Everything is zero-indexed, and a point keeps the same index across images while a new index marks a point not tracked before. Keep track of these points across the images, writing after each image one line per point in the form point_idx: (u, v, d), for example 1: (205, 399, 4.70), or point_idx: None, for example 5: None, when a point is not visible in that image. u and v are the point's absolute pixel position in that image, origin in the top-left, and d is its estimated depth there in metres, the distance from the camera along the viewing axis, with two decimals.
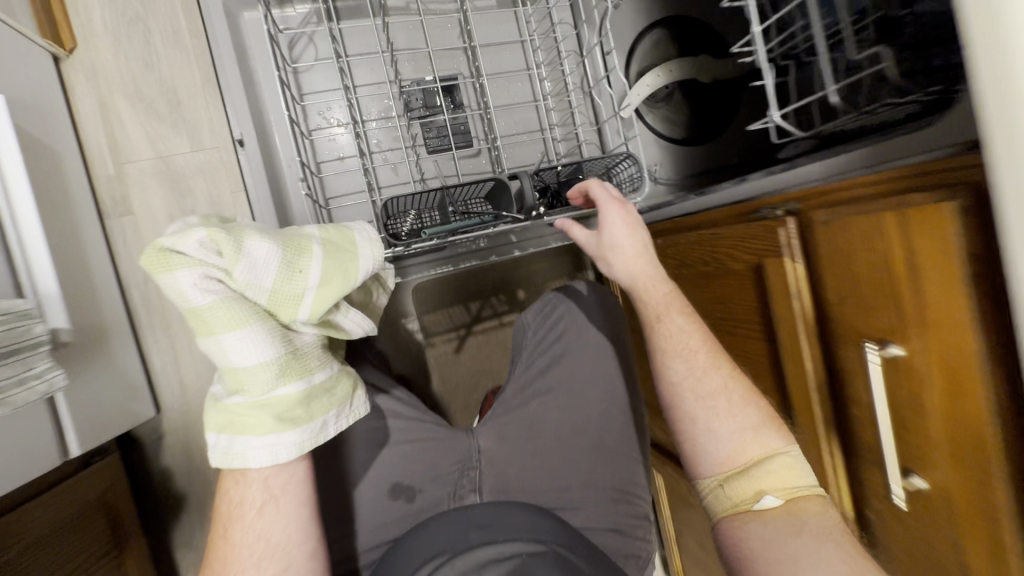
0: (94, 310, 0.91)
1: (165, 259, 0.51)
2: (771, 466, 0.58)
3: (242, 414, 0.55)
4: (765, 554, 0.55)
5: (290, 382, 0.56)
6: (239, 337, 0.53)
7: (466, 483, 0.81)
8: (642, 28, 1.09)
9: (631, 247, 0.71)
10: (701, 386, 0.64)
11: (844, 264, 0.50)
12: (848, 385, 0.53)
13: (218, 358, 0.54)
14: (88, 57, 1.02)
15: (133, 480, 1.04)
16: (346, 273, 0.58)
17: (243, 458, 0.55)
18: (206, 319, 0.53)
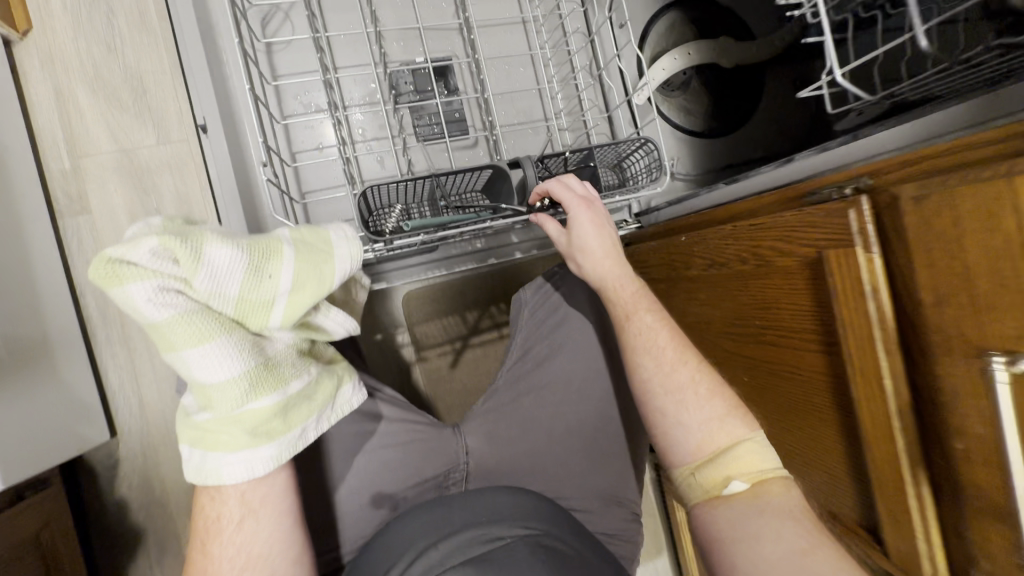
0: (35, 320, 0.79)
1: (112, 272, 0.39)
2: (737, 450, 0.51)
3: (211, 430, 0.44)
4: (729, 536, 0.48)
5: (264, 395, 0.44)
6: (201, 356, 0.42)
7: (452, 486, 0.69)
8: (656, 10, 0.97)
9: (600, 247, 0.64)
10: (673, 374, 0.56)
11: (942, 252, 0.38)
12: (951, 408, 0.41)
13: (182, 374, 0.43)
14: (44, 41, 0.91)
15: (82, 510, 0.91)
16: (320, 275, 0.46)
17: (216, 476, 0.44)
18: (162, 335, 0.41)
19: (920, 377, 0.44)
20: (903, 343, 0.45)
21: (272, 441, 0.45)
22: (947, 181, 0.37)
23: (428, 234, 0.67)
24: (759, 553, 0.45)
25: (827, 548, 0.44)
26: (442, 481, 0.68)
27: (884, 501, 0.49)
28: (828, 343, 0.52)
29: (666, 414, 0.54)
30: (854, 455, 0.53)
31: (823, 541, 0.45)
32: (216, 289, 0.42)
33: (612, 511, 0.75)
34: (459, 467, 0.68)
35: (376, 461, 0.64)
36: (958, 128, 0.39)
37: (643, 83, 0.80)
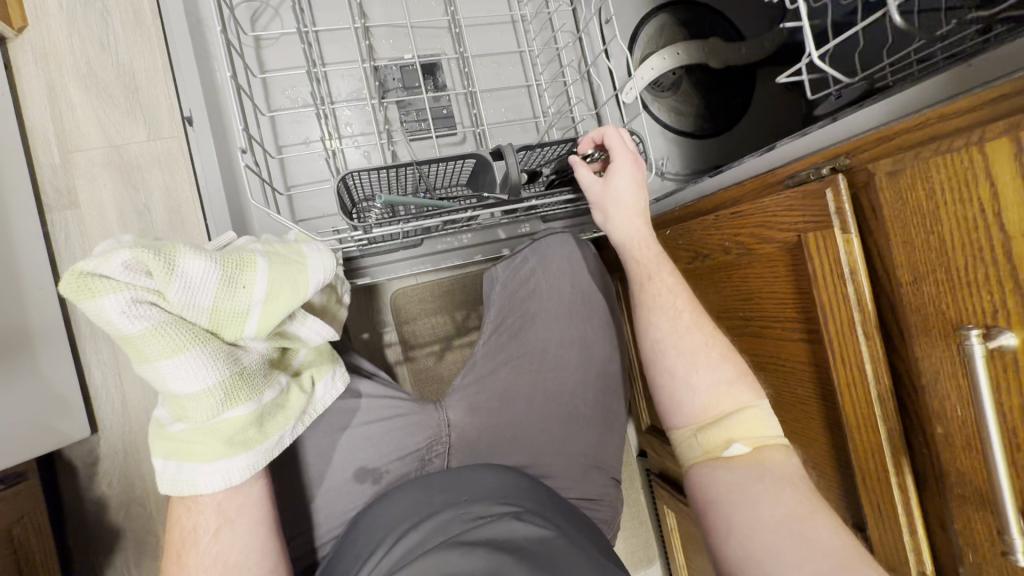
0: (15, 311, 0.78)
1: (81, 284, 0.37)
2: (740, 415, 0.50)
3: (186, 439, 0.43)
4: (722, 497, 0.47)
5: (240, 405, 0.43)
6: (176, 368, 0.40)
7: (436, 460, 0.67)
8: (646, 12, 0.93)
9: (632, 204, 0.62)
10: (683, 338, 0.56)
11: (919, 227, 0.38)
12: (931, 392, 0.39)
13: (155, 385, 0.42)
14: (38, 38, 0.92)
15: (60, 508, 0.90)
16: (295, 283, 0.44)
17: (192, 486, 0.43)
18: (135, 347, 0.40)
19: (901, 360, 0.43)
20: (884, 326, 0.44)
21: (249, 450, 0.45)
22: (923, 153, 0.37)
23: (407, 224, 0.61)
24: (750, 515, 0.45)
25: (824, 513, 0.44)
26: (425, 454, 0.66)
27: (868, 497, 0.47)
28: (810, 330, 0.50)
29: (674, 377, 0.55)
30: (838, 450, 0.51)
31: (819, 507, 0.45)
32: (193, 302, 0.40)
33: (600, 495, 0.74)
34: (441, 440, 0.67)
35: (356, 447, 0.63)
36: (933, 101, 0.39)
37: (631, 80, 0.80)
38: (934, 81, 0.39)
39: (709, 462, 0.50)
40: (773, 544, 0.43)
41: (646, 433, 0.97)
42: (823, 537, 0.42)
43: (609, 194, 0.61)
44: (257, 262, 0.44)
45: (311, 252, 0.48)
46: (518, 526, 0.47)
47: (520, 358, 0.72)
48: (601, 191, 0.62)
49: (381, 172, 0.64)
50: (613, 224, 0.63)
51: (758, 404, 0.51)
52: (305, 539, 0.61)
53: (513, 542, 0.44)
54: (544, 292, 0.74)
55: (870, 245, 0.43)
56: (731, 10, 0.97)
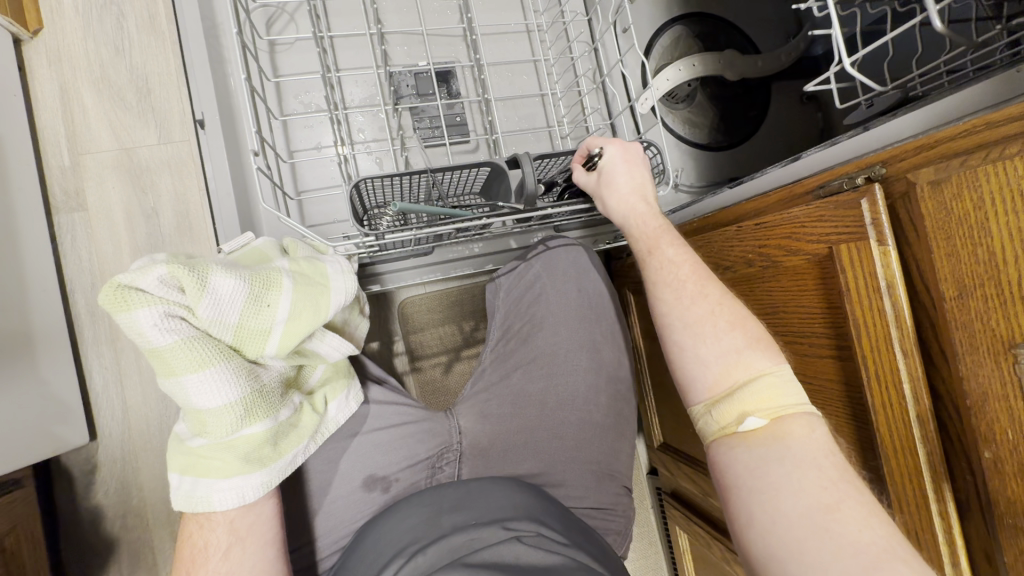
0: (17, 313, 0.76)
1: (118, 297, 0.36)
2: (754, 386, 0.46)
3: (204, 455, 0.41)
4: (740, 482, 0.43)
5: (257, 421, 0.41)
6: (200, 383, 0.39)
7: (446, 467, 0.65)
8: (661, 24, 0.91)
9: (628, 184, 0.61)
10: (690, 309, 0.53)
11: (965, 238, 0.36)
12: (978, 413, 0.37)
13: (176, 399, 0.40)
14: (54, 41, 0.92)
15: (56, 516, 0.88)
16: (317, 304, 0.42)
17: (206, 503, 0.41)
18: (161, 360, 0.38)
19: (941, 379, 0.41)
20: (922, 342, 0.42)
21: (264, 468, 0.43)
22: (971, 161, 0.36)
23: (422, 231, 0.59)
24: (771, 506, 0.40)
25: (854, 503, 0.38)
26: (435, 462, 0.64)
27: (905, 523, 0.44)
28: (840, 347, 0.48)
29: (686, 350, 0.51)
30: (869, 473, 0.49)
31: (849, 494, 0.39)
32: (222, 321, 0.39)
33: (614, 504, 0.71)
34: (453, 447, 0.65)
35: (366, 453, 0.60)
36: (979, 107, 0.37)
37: (648, 90, 0.79)
38: (977, 89, 0.37)
39: (725, 440, 0.45)
40: (800, 542, 0.38)
41: (657, 450, 0.94)
42: (850, 531, 0.37)
43: (606, 174, 0.60)
44: (282, 282, 0.42)
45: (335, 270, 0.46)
46: (530, 547, 0.45)
47: (527, 367, 0.70)
48: (599, 173, 0.61)
49: (394, 179, 0.63)
50: (610, 210, 0.61)
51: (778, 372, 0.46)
52: (308, 550, 0.58)
53: (527, 563, 0.42)
54: (551, 301, 0.72)
55: (909, 259, 0.42)
56: (747, 24, 0.96)
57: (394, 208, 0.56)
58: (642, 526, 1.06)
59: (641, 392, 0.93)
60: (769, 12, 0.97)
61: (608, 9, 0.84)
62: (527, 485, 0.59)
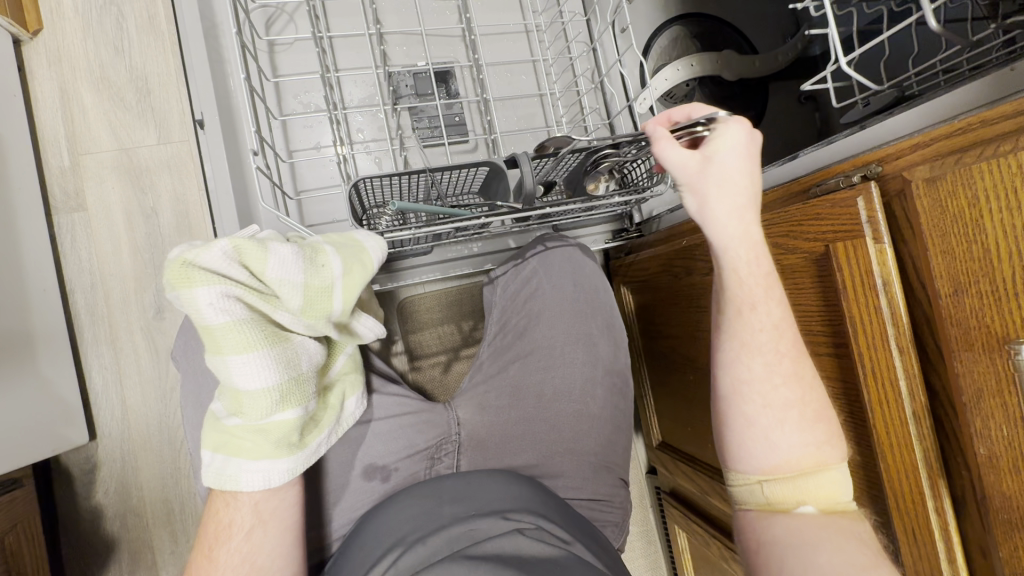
0: (18, 313, 0.77)
1: (181, 273, 0.37)
2: (819, 477, 0.44)
3: (236, 435, 0.42)
4: (784, 540, 0.42)
5: (290, 407, 0.42)
6: (245, 365, 0.39)
7: (445, 458, 0.65)
8: (657, 26, 0.92)
9: (745, 188, 0.45)
10: (773, 390, 0.45)
11: (961, 236, 0.36)
12: (974, 410, 0.37)
13: (218, 377, 0.40)
14: (53, 42, 0.92)
15: (56, 513, 0.88)
16: (364, 260, 0.44)
17: (235, 482, 0.42)
18: (210, 337, 0.39)
19: (936, 374, 0.42)
20: (918, 340, 0.42)
21: (293, 454, 0.44)
22: (966, 158, 0.36)
23: (421, 229, 0.60)
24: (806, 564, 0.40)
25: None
26: (434, 453, 0.64)
27: (900, 520, 0.45)
28: (837, 345, 0.49)
29: (756, 426, 0.45)
30: (868, 471, 0.49)
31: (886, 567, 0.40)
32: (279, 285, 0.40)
33: (611, 496, 0.72)
34: (451, 438, 0.65)
35: (366, 441, 0.60)
36: (974, 107, 0.38)
37: (645, 89, 0.79)
38: (972, 88, 0.38)
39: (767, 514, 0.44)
40: None
41: (655, 448, 0.94)
42: None
43: (719, 160, 0.43)
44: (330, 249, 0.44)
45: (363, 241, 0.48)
46: (531, 539, 0.45)
47: (525, 361, 0.70)
48: (705, 156, 0.44)
49: (394, 178, 0.63)
50: (711, 219, 0.45)
51: (844, 467, 0.44)
52: (307, 539, 0.58)
53: (531, 556, 0.43)
54: (550, 296, 0.72)
55: (905, 258, 0.42)
56: (745, 25, 0.96)
57: (393, 206, 0.57)
58: (640, 523, 1.06)
59: (640, 388, 0.93)
60: (767, 12, 0.97)
61: (606, 11, 0.85)
62: (525, 478, 0.59)
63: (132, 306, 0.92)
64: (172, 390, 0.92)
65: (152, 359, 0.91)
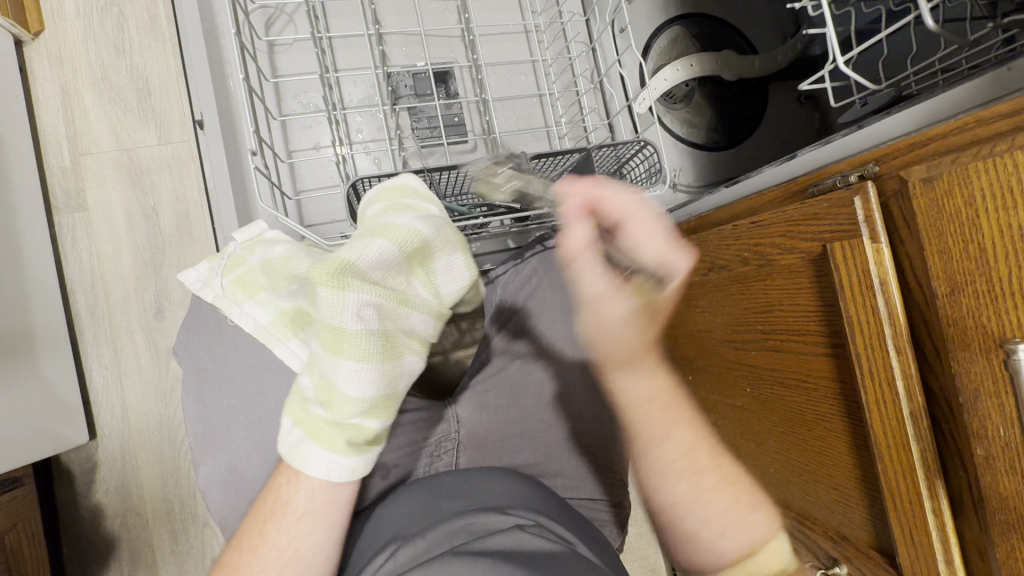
0: (18, 312, 0.77)
1: (336, 279, 0.45)
2: None
3: (317, 422, 0.47)
4: None
5: (372, 418, 0.48)
6: (356, 370, 0.46)
7: (443, 456, 0.65)
8: (657, 26, 0.92)
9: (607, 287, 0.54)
10: (703, 509, 0.55)
11: (957, 235, 0.36)
12: (971, 411, 0.37)
13: (326, 368, 0.47)
14: (55, 43, 0.92)
15: (57, 512, 0.88)
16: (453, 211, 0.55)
17: (302, 462, 0.46)
18: (337, 340, 0.46)
19: (935, 376, 0.41)
20: (915, 340, 0.42)
21: (357, 456, 0.47)
22: (963, 158, 0.36)
23: None
24: None
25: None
26: (432, 450, 0.65)
27: (897, 520, 0.45)
28: (834, 344, 0.48)
29: (701, 541, 0.55)
30: (865, 473, 0.49)
31: None
32: (422, 244, 0.50)
33: (610, 495, 0.72)
34: (450, 435, 0.66)
35: None
36: (972, 105, 0.38)
37: (644, 89, 0.79)
38: (970, 86, 0.38)
39: None
40: None
41: None
42: None
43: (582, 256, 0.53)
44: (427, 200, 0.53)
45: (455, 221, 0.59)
46: (532, 535, 0.45)
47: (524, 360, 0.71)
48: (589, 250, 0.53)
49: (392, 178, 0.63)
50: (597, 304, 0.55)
51: None
52: None
53: (529, 551, 0.42)
54: (549, 295, 0.72)
55: (902, 257, 0.42)
56: (745, 25, 0.96)
57: None
58: (638, 523, 1.06)
59: (639, 388, 0.93)
60: (767, 13, 0.97)
61: (605, 11, 0.85)
62: (524, 476, 0.60)
63: (132, 306, 0.92)
64: (173, 389, 0.92)
65: (152, 359, 0.91)
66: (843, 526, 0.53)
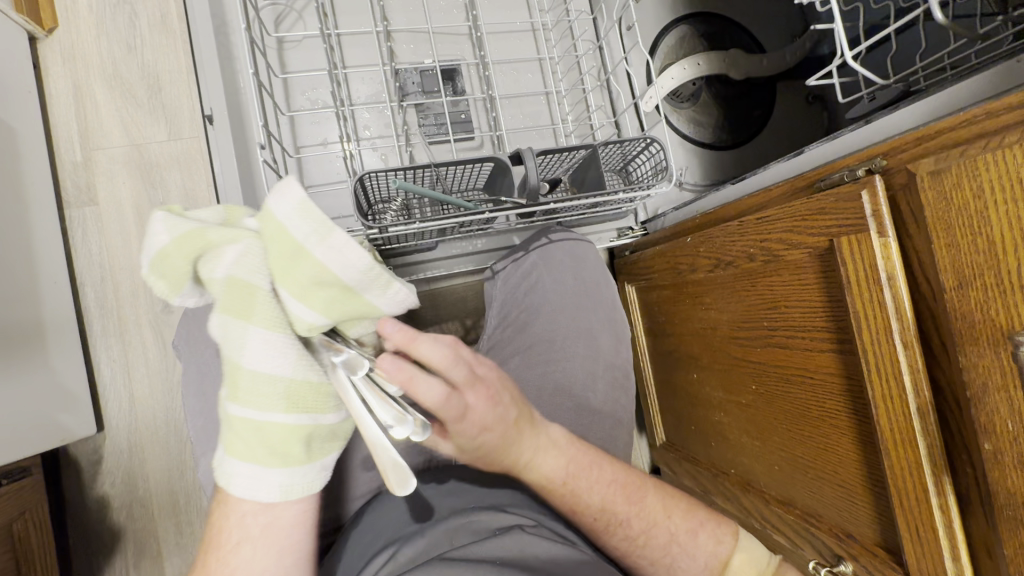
0: (30, 306, 0.78)
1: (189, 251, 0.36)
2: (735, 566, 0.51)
3: (230, 427, 0.37)
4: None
5: (296, 412, 0.37)
6: (261, 347, 0.36)
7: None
8: (665, 24, 0.92)
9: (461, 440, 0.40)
10: (649, 545, 0.49)
11: (965, 227, 0.36)
12: (980, 405, 0.37)
13: (226, 351, 0.36)
14: (68, 39, 0.93)
15: (66, 503, 0.89)
16: (283, 244, 0.33)
17: (226, 480, 0.38)
18: (237, 303, 0.35)
19: (943, 372, 0.41)
20: (923, 335, 0.42)
21: (285, 469, 0.38)
22: (972, 150, 0.36)
23: (425, 223, 0.59)
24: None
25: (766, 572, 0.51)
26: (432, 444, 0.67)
27: (903, 519, 0.44)
28: (842, 340, 0.48)
29: None
30: (872, 470, 0.48)
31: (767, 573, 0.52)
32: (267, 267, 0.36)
33: None
34: None
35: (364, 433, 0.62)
36: (982, 97, 0.38)
37: (651, 88, 0.80)
38: (981, 78, 0.38)
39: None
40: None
41: (660, 447, 0.93)
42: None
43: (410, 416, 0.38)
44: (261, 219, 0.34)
45: (338, 245, 0.32)
46: (533, 536, 0.45)
47: (528, 355, 0.71)
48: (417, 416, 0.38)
49: (399, 172, 0.64)
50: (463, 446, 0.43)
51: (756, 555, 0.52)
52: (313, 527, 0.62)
53: (535, 559, 0.43)
54: (549, 290, 0.73)
55: (909, 251, 0.42)
56: (753, 24, 0.95)
57: (398, 196, 0.57)
58: None
59: (641, 387, 0.94)
60: (776, 11, 0.96)
61: (613, 9, 0.85)
62: None
63: (140, 300, 0.93)
64: (179, 384, 0.92)
65: (159, 352, 0.92)
66: (848, 524, 0.53)
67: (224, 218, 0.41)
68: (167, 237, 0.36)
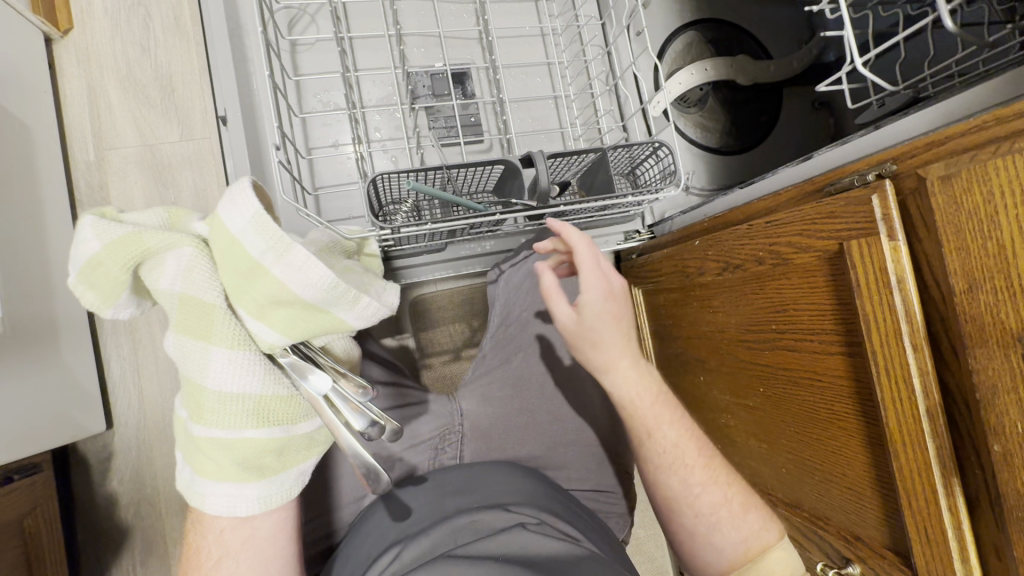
0: (44, 303, 0.79)
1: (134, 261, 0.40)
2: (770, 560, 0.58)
3: (203, 449, 0.43)
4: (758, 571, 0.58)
5: (267, 426, 0.44)
6: (226, 362, 0.42)
7: (448, 449, 0.69)
8: (673, 29, 0.92)
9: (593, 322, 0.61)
10: (699, 501, 0.60)
11: (974, 231, 0.37)
12: (990, 407, 0.37)
13: (193, 372, 0.42)
14: (83, 41, 0.95)
15: (76, 500, 0.90)
16: (244, 263, 0.39)
17: (201, 500, 0.44)
18: (200, 324, 0.41)
19: (952, 374, 0.42)
20: (932, 339, 0.42)
21: (261, 481, 0.44)
22: (981, 155, 0.36)
23: (437, 224, 0.60)
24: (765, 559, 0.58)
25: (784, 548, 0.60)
26: (438, 443, 0.68)
27: (912, 520, 0.45)
28: (851, 343, 0.48)
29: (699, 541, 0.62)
30: (880, 473, 0.49)
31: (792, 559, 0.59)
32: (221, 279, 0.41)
33: (613, 488, 0.75)
34: (454, 428, 0.69)
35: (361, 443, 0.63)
36: (992, 103, 0.38)
37: (659, 92, 0.81)
38: (993, 83, 0.38)
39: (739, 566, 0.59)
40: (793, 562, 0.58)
41: None
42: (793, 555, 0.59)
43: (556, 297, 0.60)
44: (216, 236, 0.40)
45: (296, 262, 0.39)
46: (533, 533, 0.46)
47: None
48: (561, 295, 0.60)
49: (411, 174, 0.64)
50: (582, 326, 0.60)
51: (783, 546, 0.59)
52: (321, 523, 0.63)
53: (536, 554, 0.43)
54: None
55: (919, 254, 0.42)
56: (760, 30, 0.96)
57: (410, 197, 0.58)
58: (645, 526, 1.05)
59: None
60: (781, 19, 0.97)
61: (621, 14, 0.86)
62: (527, 471, 0.62)
63: None
64: None
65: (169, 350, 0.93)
66: (855, 526, 0.53)
67: (165, 219, 0.42)
68: (97, 244, 0.38)
